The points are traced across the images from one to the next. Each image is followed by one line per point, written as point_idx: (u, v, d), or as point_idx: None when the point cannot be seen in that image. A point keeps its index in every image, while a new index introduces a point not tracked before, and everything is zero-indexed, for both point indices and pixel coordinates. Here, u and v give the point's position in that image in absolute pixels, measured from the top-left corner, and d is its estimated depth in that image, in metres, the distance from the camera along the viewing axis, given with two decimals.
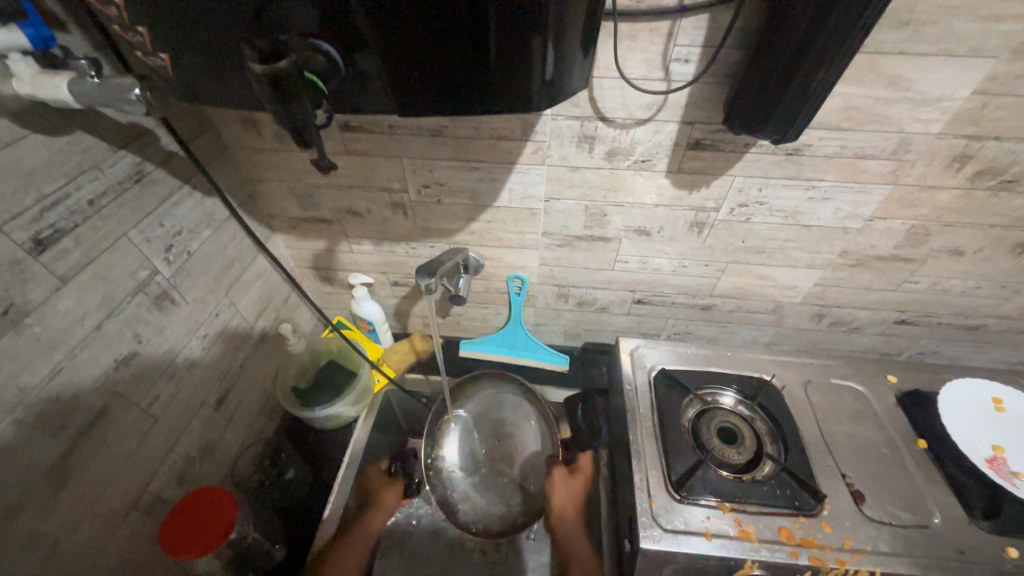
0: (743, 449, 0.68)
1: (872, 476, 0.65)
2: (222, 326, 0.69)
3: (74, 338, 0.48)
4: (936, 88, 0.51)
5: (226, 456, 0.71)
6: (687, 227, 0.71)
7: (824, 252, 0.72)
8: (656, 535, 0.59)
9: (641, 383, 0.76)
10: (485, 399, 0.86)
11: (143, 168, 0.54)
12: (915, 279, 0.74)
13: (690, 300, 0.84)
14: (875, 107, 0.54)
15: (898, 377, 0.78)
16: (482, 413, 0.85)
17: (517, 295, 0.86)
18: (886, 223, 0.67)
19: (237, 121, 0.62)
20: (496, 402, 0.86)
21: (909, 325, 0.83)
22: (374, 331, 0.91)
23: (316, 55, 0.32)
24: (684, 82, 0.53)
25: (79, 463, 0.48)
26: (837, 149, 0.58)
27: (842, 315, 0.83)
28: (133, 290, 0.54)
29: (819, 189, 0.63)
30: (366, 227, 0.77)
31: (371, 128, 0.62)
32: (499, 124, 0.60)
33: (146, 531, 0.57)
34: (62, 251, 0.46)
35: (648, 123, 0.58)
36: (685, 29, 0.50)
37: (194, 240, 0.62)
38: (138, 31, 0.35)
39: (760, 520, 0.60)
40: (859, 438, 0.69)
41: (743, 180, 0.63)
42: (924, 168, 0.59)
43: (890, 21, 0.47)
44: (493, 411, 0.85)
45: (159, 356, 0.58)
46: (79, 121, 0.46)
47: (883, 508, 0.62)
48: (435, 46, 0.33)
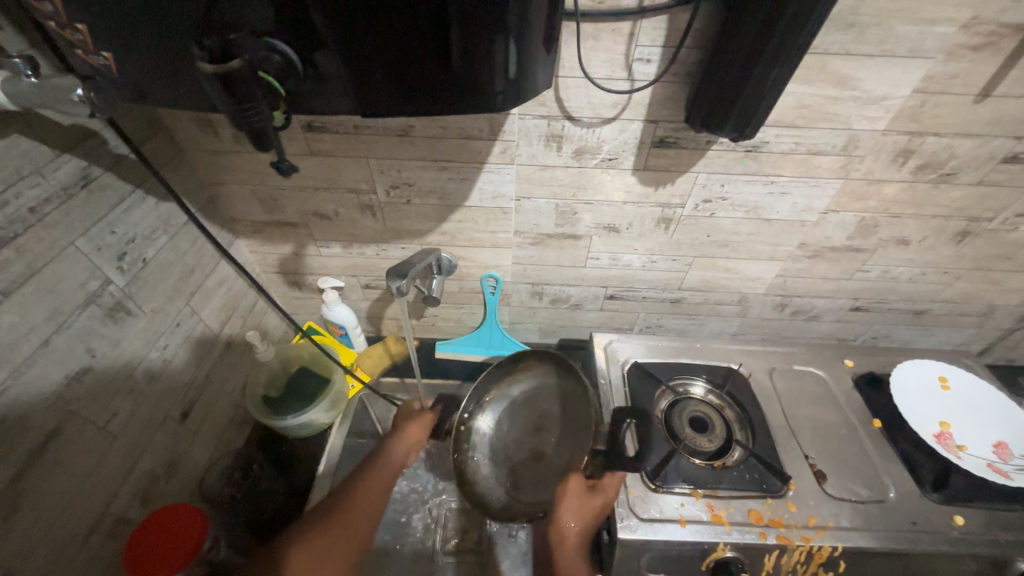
0: (714, 437, 0.70)
1: (832, 457, 0.69)
2: (183, 336, 0.66)
3: (20, 355, 0.45)
4: (880, 87, 0.55)
5: (193, 471, 0.68)
6: (655, 223, 0.72)
7: (784, 244, 0.75)
8: (633, 525, 0.60)
9: (615, 376, 0.78)
10: (537, 383, 0.75)
11: (90, 172, 0.51)
12: (868, 268, 0.79)
13: (660, 294, 0.86)
14: (826, 105, 0.57)
15: (854, 361, 0.82)
16: (528, 399, 0.73)
17: (491, 295, 0.86)
18: (839, 216, 0.70)
19: (193, 122, 0.60)
20: (550, 392, 0.73)
21: (863, 311, 0.88)
22: (347, 336, 0.89)
23: (272, 56, 0.31)
24: (647, 81, 0.55)
25: (31, 487, 0.46)
26: (793, 146, 0.61)
27: (802, 305, 0.87)
28: (83, 302, 0.51)
29: (778, 183, 0.66)
30: (335, 229, 0.75)
31: (335, 128, 0.60)
32: (467, 124, 0.60)
33: (107, 554, 0.54)
34: (1, 262, 0.43)
35: (613, 121, 0.59)
36: (646, 30, 0.51)
37: (150, 247, 0.59)
38: (77, 28, 0.33)
39: (731, 504, 0.62)
40: (820, 421, 0.73)
41: (706, 176, 0.65)
42: (871, 163, 0.63)
43: (836, 23, 0.50)
44: (541, 397, 0.74)
45: (115, 370, 0.55)
46: (15, 123, 0.43)
47: (843, 485, 0.65)
48: (397, 43, 0.32)
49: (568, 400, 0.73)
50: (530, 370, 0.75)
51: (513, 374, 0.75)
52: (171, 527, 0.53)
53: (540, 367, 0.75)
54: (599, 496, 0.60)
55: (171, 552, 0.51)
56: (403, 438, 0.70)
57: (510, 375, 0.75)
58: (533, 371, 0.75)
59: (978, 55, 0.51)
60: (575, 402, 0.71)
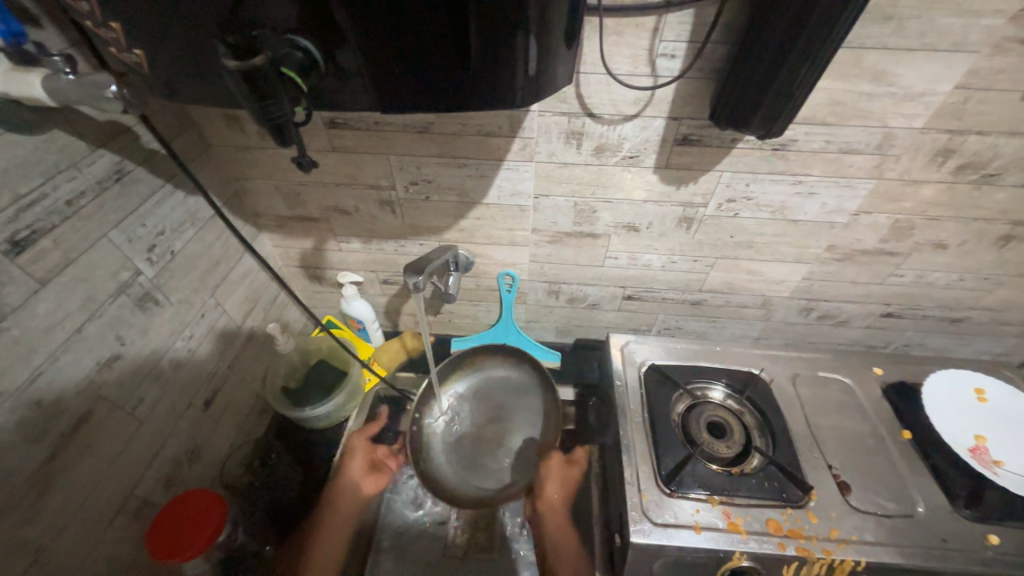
0: (732, 443, 0.69)
1: (858, 468, 0.66)
2: (208, 326, 0.68)
3: (55, 341, 0.47)
4: (919, 83, 0.52)
5: (214, 457, 0.71)
6: (676, 223, 0.71)
7: (812, 247, 0.73)
8: (646, 529, 0.59)
9: (631, 378, 0.76)
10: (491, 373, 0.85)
11: (123, 167, 0.53)
12: (901, 273, 0.75)
13: (680, 295, 0.85)
14: (860, 102, 0.54)
15: (884, 369, 0.79)
16: (482, 387, 0.83)
17: (508, 292, 0.86)
18: (871, 218, 0.67)
19: (221, 118, 0.61)
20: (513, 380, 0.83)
21: (894, 318, 0.84)
22: (364, 330, 0.90)
23: (295, 52, 0.32)
24: (670, 77, 0.53)
25: (63, 467, 0.48)
26: (823, 144, 0.59)
27: (829, 309, 0.84)
28: (115, 292, 0.53)
29: (806, 183, 0.63)
30: (354, 225, 0.76)
31: (356, 125, 0.61)
32: (486, 120, 0.59)
33: (133, 535, 0.56)
34: (39, 252, 0.45)
35: (635, 118, 0.58)
36: (670, 24, 0.50)
37: (178, 240, 0.61)
38: (111, 27, 0.34)
39: (748, 512, 0.61)
40: (846, 430, 0.70)
41: (730, 175, 0.63)
42: (908, 163, 0.60)
43: (873, 15, 0.47)
44: (496, 386, 0.83)
45: (143, 358, 0.57)
46: (55, 119, 0.45)
47: (869, 498, 0.63)
48: (416, 39, 0.32)
49: (519, 387, 0.83)
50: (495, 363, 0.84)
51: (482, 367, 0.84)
52: (194, 504, 0.55)
53: (503, 355, 0.84)
54: (576, 467, 0.76)
55: (197, 526, 0.53)
56: (354, 453, 0.79)
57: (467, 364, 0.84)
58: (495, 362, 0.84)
59: None
60: (532, 396, 0.81)
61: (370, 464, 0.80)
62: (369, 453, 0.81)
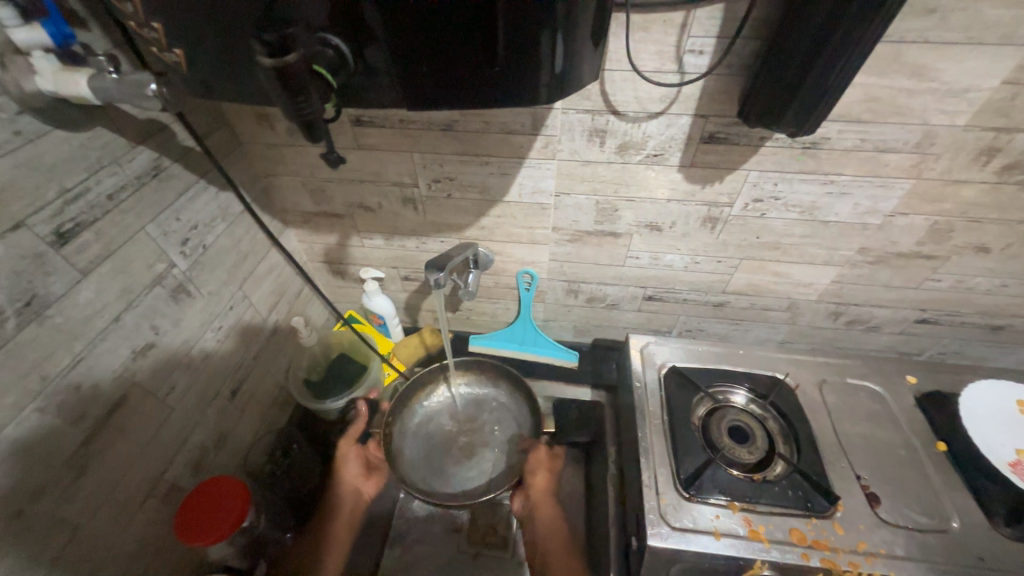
0: (754, 449, 0.67)
1: (888, 479, 0.64)
2: (235, 319, 0.70)
3: (94, 329, 0.49)
4: (964, 78, 0.50)
5: (239, 446, 0.73)
6: (700, 223, 0.69)
7: (843, 249, 0.70)
8: (664, 533, 0.58)
9: (650, 379, 0.75)
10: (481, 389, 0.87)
11: (160, 163, 0.55)
12: (938, 277, 0.72)
13: (702, 297, 0.83)
14: (898, 99, 0.52)
15: (918, 378, 0.76)
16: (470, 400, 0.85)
17: (526, 291, 0.86)
18: (908, 219, 0.64)
19: (252, 116, 0.63)
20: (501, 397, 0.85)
21: (930, 324, 0.81)
22: (385, 325, 0.91)
23: (326, 50, 0.33)
24: (697, 74, 0.52)
25: (99, 449, 0.50)
26: (857, 142, 0.57)
27: (859, 314, 0.81)
28: (150, 283, 0.55)
29: (838, 183, 0.61)
30: (377, 222, 0.78)
31: (381, 123, 0.62)
32: (509, 118, 0.59)
33: (163, 517, 0.58)
34: (82, 244, 0.47)
35: (660, 116, 0.57)
36: (699, 20, 0.49)
37: (209, 234, 0.63)
38: (153, 28, 0.35)
39: (771, 520, 0.59)
40: (876, 440, 0.68)
41: (758, 174, 0.62)
42: (949, 162, 0.57)
43: (915, 8, 0.46)
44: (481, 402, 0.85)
45: (174, 348, 0.59)
46: (98, 117, 0.47)
47: (900, 511, 0.60)
48: (442, 37, 0.32)
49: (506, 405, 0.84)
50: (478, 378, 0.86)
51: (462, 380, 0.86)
52: (215, 482, 0.58)
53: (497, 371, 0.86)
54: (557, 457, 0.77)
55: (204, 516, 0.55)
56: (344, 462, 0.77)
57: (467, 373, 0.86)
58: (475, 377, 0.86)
59: None
60: (512, 413, 0.83)
61: (366, 466, 0.78)
62: (361, 455, 0.78)
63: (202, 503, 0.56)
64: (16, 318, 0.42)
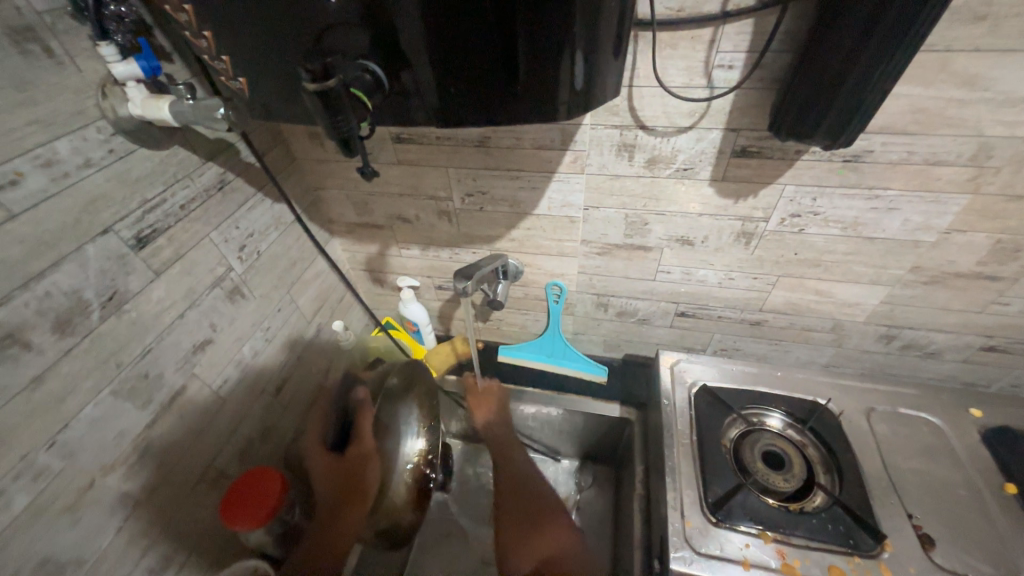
0: (791, 476, 0.63)
1: (948, 520, 0.58)
2: (283, 320, 0.76)
3: (164, 323, 0.55)
4: (1023, 87, 0.46)
5: (281, 441, 0.78)
6: (733, 238, 0.68)
7: (892, 267, 0.66)
8: (688, 557, 0.56)
9: (680, 398, 0.73)
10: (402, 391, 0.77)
11: (224, 177, 0.61)
12: (1005, 300, 0.66)
13: (738, 314, 0.80)
14: (948, 109, 0.49)
15: (984, 410, 0.69)
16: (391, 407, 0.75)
17: (555, 303, 0.86)
18: (966, 237, 0.60)
19: (305, 135, 0.70)
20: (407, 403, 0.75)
21: (999, 352, 0.74)
22: (419, 332, 0.95)
23: (365, 75, 0.36)
24: (728, 88, 0.52)
25: (158, 434, 0.55)
26: (904, 155, 0.54)
27: (914, 338, 0.76)
28: (211, 284, 0.61)
29: (884, 198, 0.58)
30: (413, 233, 0.82)
31: (419, 140, 0.66)
32: (539, 134, 0.62)
33: (209, 500, 0.63)
34: (157, 247, 0.53)
35: (690, 130, 0.57)
36: (728, 34, 0.49)
37: (264, 241, 0.69)
38: (223, 59, 0.40)
39: (808, 555, 0.55)
40: (932, 476, 0.62)
41: (795, 189, 0.60)
42: (1011, 176, 0.53)
43: (963, 15, 0.44)
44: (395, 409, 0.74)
45: (228, 344, 0.65)
46: (176, 138, 0.54)
47: (959, 557, 0.55)
48: (470, 64, 0.35)
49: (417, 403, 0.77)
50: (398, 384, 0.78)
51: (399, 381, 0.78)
52: (242, 483, 0.61)
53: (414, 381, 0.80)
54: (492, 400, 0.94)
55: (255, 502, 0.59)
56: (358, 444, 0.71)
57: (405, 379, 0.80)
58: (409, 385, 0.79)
59: None
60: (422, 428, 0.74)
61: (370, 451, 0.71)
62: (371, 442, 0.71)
63: (249, 499, 0.60)
64: (100, 310, 0.47)
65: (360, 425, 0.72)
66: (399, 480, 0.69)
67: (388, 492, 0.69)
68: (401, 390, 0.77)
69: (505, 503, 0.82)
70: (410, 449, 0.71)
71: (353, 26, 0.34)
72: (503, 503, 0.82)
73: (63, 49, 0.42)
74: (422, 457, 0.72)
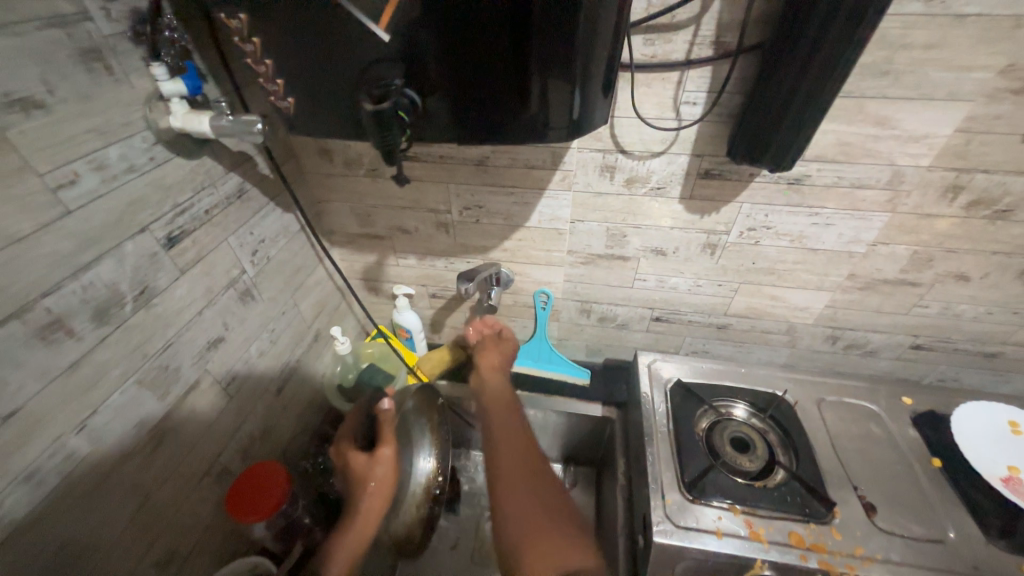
0: (755, 458, 0.71)
1: (886, 492, 0.67)
2: (286, 323, 0.80)
3: (184, 319, 0.58)
4: (920, 127, 0.58)
5: (280, 442, 0.80)
6: (700, 249, 0.78)
7: (833, 274, 0.77)
8: (668, 530, 0.62)
9: (656, 393, 0.81)
10: (414, 408, 0.73)
11: (243, 187, 0.66)
12: (925, 304, 0.78)
13: (706, 318, 0.90)
14: (867, 143, 0.61)
15: (913, 398, 0.80)
16: (404, 425, 0.71)
17: (542, 309, 0.93)
18: (889, 248, 0.72)
19: (316, 151, 0.76)
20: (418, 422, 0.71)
21: (925, 350, 0.86)
22: (411, 340, 0.98)
23: (403, 99, 0.42)
24: (693, 120, 0.63)
25: (173, 425, 0.58)
26: (835, 180, 0.65)
27: (855, 339, 0.87)
28: (226, 285, 0.65)
29: (822, 215, 0.70)
30: (412, 243, 0.88)
31: (423, 158, 0.73)
32: (532, 155, 0.70)
33: (214, 495, 0.64)
34: (183, 248, 0.57)
35: (662, 155, 0.67)
36: (692, 78, 0.59)
37: (273, 247, 0.74)
38: (275, 83, 0.46)
39: (771, 523, 0.63)
40: (871, 455, 0.72)
41: (750, 207, 0.71)
42: (919, 198, 0.65)
43: (871, 70, 0.55)
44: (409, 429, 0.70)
45: (237, 343, 0.68)
46: (205, 149, 0.59)
47: (895, 521, 0.63)
48: (488, 92, 0.43)
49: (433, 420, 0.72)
50: (412, 400, 0.74)
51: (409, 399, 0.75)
52: (233, 492, 0.62)
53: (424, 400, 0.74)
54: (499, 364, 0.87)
55: (253, 501, 0.61)
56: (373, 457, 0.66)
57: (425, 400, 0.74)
58: (420, 405, 0.73)
59: (1020, 98, 0.54)
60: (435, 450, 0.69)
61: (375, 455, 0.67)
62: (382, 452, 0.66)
63: (246, 501, 0.61)
64: (132, 303, 0.51)
65: (382, 423, 0.69)
66: (409, 501, 0.66)
67: (398, 511, 0.66)
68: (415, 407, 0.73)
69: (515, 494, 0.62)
70: (420, 473, 0.66)
71: (393, 60, 0.41)
72: (507, 484, 0.63)
73: (119, 67, 0.47)
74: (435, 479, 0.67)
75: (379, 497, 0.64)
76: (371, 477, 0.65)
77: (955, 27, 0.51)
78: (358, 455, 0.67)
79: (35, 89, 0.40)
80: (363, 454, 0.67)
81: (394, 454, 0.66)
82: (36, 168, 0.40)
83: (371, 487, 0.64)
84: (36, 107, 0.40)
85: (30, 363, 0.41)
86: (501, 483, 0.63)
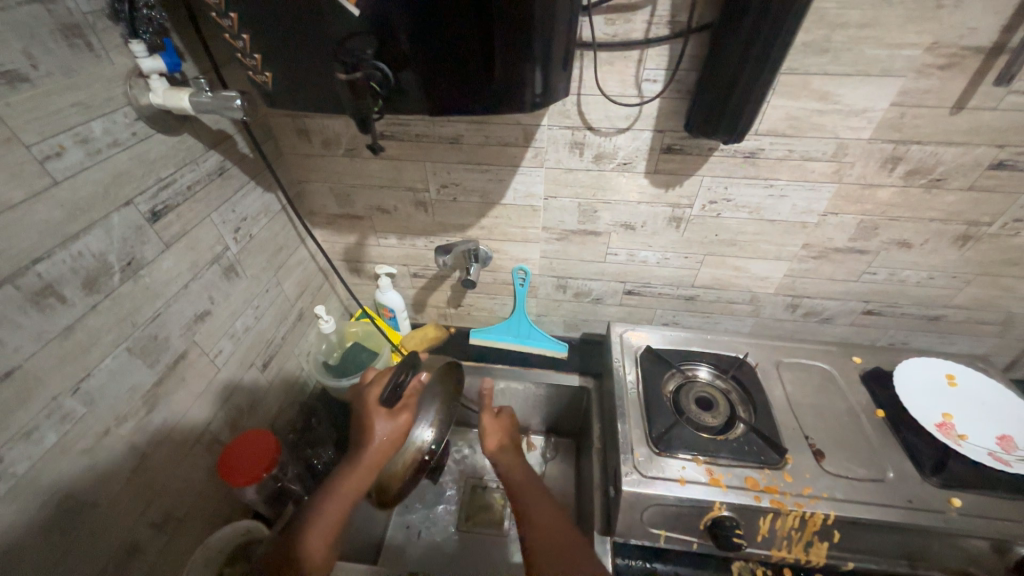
0: (717, 415, 0.77)
1: (834, 440, 0.73)
2: (270, 301, 0.82)
3: (171, 291, 0.60)
4: (860, 101, 0.63)
5: (268, 415, 0.82)
6: (666, 222, 0.82)
7: (789, 244, 0.82)
8: (635, 479, 0.67)
9: (627, 359, 0.87)
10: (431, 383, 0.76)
11: (224, 165, 0.68)
12: (873, 271, 0.84)
13: (675, 290, 0.95)
14: (812, 117, 0.66)
15: (863, 358, 0.86)
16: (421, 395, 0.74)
17: (520, 286, 0.98)
18: (838, 218, 0.77)
19: (295, 132, 0.78)
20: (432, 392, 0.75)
21: (875, 315, 0.92)
22: (394, 319, 1.01)
23: (376, 72, 0.45)
24: (653, 97, 0.67)
25: (164, 393, 0.60)
26: (786, 152, 0.70)
27: (812, 306, 0.93)
28: (211, 261, 0.67)
29: (777, 187, 0.74)
30: (392, 223, 0.91)
31: (400, 138, 0.76)
32: (505, 133, 0.73)
33: (204, 463, 0.67)
34: (167, 222, 0.59)
35: (627, 131, 0.71)
36: (651, 56, 0.63)
37: (255, 226, 0.76)
38: (253, 58, 0.49)
39: (730, 470, 0.68)
40: (822, 408, 0.78)
41: (710, 179, 0.75)
42: (862, 169, 0.70)
43: (812, 48, 0.60)
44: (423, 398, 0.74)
45: (222, 318, 0.70)
46: (186, 127, 0.61)
47: (841, 464, 0.69)
48: (455, 69, 0.46)
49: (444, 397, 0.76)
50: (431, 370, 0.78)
51: (404, 372, 0.71)
52: (224, 454, 0.65)
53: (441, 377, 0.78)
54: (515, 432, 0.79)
55: (228, 467, 0.64)
56: (389, 415, 0.67)
57: (442, 376, 0.78)
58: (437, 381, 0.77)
59: (946, 73, 0.60)
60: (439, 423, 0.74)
61: (388, 416, 0.67)
62: (395, 417, 0.67)
63: (226, 465, 0.64)
64: (120, 273, 0.53)
65: (407, 388, 0.70)
66: (399, 458, 0.70)
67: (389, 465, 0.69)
68: (433, 383, 0.76)
69: (554, 556, 0.57)
70: (418, 438, 0.71)
71: (364, 35, 0.44)
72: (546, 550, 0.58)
73: (99, 44, 0.49)
74: (426, 449, 0.71)
75: (381, 455, 0.65)
76: (382, 434, 0.65)
77: (885, 7, 0.55)
78: (379, 411, 0.67)
79: (19, 62, 0.42)
80: (382, 412, 0.67)
81: (408, 421, 0.67)
82: (23, 139, 0.42)
83: (374, 453, 0.64)
84: (21, 79, 0.42)
85: (26, 325, 0.44)
86: (547, 542, 0.59)
